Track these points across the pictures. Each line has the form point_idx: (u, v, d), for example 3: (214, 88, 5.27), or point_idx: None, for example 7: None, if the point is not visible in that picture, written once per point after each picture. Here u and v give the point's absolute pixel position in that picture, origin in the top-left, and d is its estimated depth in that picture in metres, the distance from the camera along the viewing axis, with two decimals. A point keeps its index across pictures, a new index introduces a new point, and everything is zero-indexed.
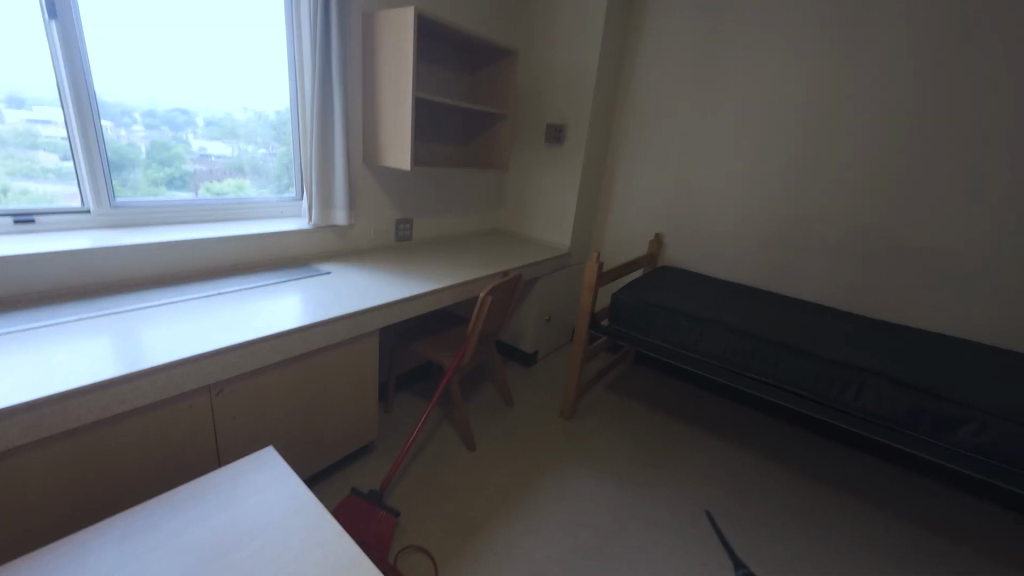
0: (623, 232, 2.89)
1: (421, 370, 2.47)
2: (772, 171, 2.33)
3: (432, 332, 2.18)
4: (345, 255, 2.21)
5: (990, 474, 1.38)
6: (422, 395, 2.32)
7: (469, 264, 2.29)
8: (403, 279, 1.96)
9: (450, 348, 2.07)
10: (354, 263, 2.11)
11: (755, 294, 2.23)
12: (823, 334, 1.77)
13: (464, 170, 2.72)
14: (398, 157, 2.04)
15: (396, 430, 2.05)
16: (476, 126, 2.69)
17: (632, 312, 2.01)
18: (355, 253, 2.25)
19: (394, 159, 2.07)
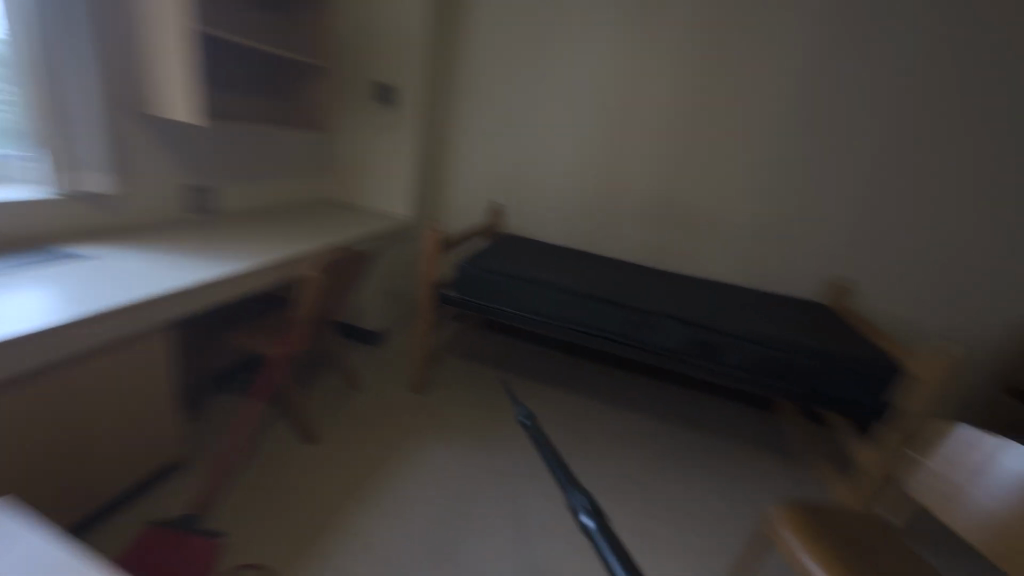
0: (462, 202, 2.88)
1: (241, 364, 2.13)
2: (590, 144, 2.56)
3: (251, 319, 1.88)
4: (115, 234, 1.72)
5: (742, 382, 1.82)
6: (244, 393, 2.01)
7: (292, 239, 2.01)
8: (203, 259, 1.62)
9: (276, 335, 1.82)
10: (129, 243, 1.66)
11: (581, 256, 2.48)
12: (632, 288, 2.06)
13: (277, 129, 2.34)
14: (181, 107, 1.64)
15: (212, 438, 1.74)
16: (289, 77, 2.31)
17: (474, 280, 2.03)
18: (130, 231, 1.77)
19: (175, 109, 1.66)
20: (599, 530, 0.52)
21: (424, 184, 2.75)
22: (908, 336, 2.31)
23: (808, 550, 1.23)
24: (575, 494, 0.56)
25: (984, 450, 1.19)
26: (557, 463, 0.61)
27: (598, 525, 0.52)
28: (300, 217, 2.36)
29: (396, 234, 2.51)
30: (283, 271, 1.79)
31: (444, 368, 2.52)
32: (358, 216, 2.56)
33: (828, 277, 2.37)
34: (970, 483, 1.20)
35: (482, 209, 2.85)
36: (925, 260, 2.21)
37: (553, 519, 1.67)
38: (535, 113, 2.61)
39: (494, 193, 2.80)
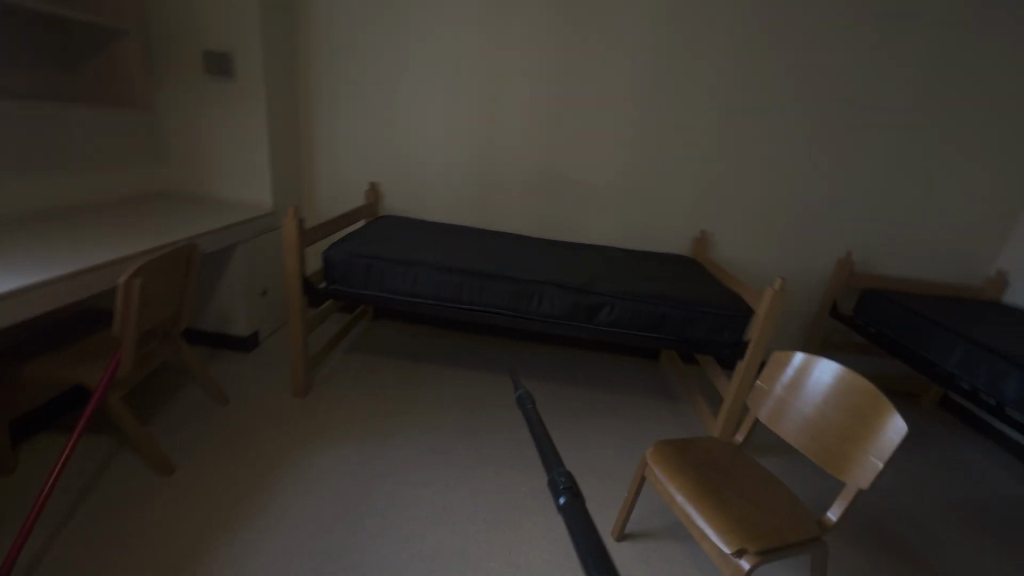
0: (334, 185, 2.65)
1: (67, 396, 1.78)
2: (463, 116, 2.48)
3: (65, 342, 1.56)
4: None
5: (620, 338, 1.94)
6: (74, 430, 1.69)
7: (110, 240, 1.68)
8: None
9: (99, 358, 1.52)
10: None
11: (465, 231, 2.43)
12: (513, 260, 2.07)
13: (77, 109, 1.92)
14: None
15: (28, 490, 1.44)
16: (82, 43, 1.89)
17: (345, 269, 1.90)
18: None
19: None
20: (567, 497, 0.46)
21: (286, 168, 2.47)
22: (759, 279, 2.61)
23: (672, 482, 1.35)
24: (554, 469, 0.49)
25: (796, 365, 1.41)
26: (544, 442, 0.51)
27: (571, 503, 0.45)
28: (126, 214, 1.98)
29: (256, 225, 2.23)
30: (91, 281, 1.45)
31: (332, 365, 2.35)
32: (207, 207, 2.23)
33: (692, 232, 2.58)
34: (790, 395, 1.41)
35: (357, 192, 2.65)
36: (767, 211, 2.50)
37: (451, 502, 1.65)
38: (401, 86, 2.45)
39: (368, 173, 2.61)
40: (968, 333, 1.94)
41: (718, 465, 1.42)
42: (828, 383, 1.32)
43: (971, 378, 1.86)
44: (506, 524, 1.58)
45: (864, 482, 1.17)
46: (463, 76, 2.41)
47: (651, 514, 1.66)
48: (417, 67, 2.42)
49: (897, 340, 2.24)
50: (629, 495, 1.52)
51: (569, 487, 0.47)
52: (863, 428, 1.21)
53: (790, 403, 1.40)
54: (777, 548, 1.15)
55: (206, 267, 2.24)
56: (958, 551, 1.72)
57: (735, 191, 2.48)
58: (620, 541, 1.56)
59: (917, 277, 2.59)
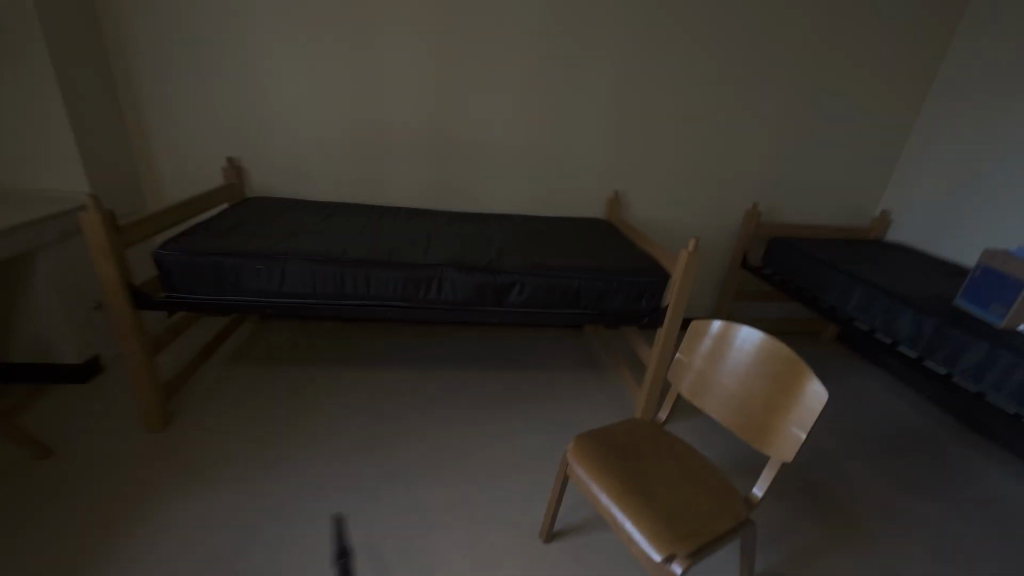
0: (180, 164, 2.12)
1: None
2: (334, 72, 2.06)
3: None
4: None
5: (535, 318, 1.75)
6: None
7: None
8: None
9: None
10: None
11: (351, 211, 2.08)
12: (406, 242, 1.78)
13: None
14: None
15: None
16: None
17: (186, 272, 1.50)
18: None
19: None
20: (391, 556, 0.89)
21: (104, 144, 1.91)
22: (674, 237, 2.56)
23: (596, 480, 1.20)
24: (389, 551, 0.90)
25: (713, 333, 1.30)
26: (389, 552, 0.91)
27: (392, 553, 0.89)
28: None
29: (65, 222, 1.71)
30: None
31: (202, 384, 1.94)
32: None
33: (605, 193, 2.44)
34: (709, 366, 1.31)
35: (211, 170, 2.15)
36: (677, 164, 2.40)
37: (358, 533, 1.41)
38: (244, 32, 1.96)
39: (222, 147, 2.12)
40: (864, 276, 2.00)
41: (644, 453, 1.29)
42: (745, 350, 1.23)
43: (868, 318, 1.92)
44: (421, 548, 1.38)
45: (788, 455, 1.09)
46: (327, 21, 1.98)
47: (581, 504, 1.55)
48: (267, 8, 1.93)
49: (801, 287, 2.29)
50: (553, 494, 1.37)
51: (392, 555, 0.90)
52: (785, 397, 1.13)
53: (711, 376, 1.30)
54: (708, 544, 1.06)
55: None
56: (862, 482, 1.83)
57: (645, 147, 2.35)
58: (548, 542, 1.43)
59: (815, 222, 2.67)
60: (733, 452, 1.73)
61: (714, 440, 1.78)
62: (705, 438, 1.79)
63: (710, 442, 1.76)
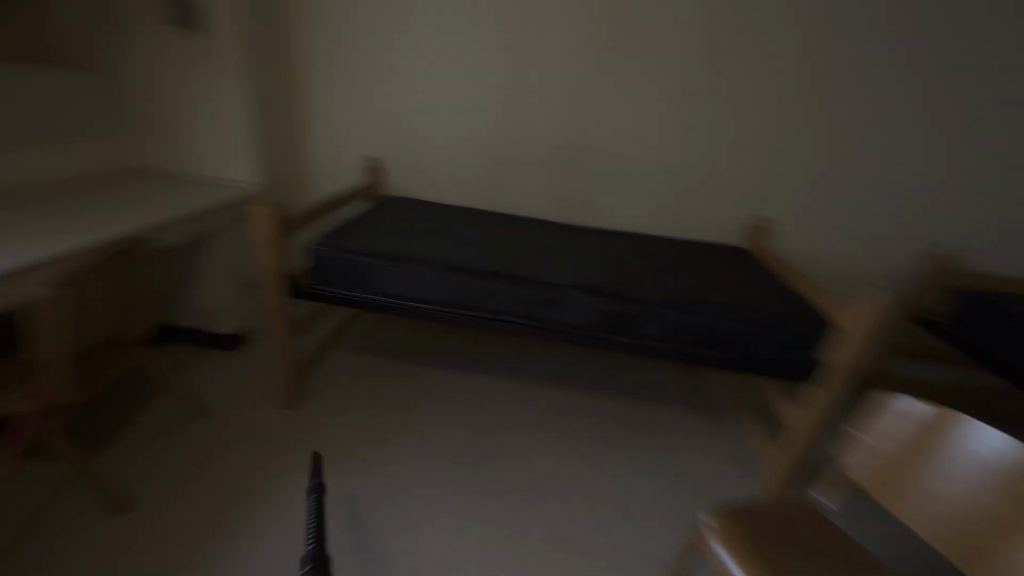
0: (328, 161, 2.28)
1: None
2: (474, 77, 2.07)
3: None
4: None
5: (665, 357, 1.57)
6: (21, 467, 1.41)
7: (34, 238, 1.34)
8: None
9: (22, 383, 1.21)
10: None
11: (476, 218, 2.08)
12: (531, 256, 1.72)
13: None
14: None
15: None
16: None
17: (330, 268, 1.58)
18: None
19: None
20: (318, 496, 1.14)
21: (271, 140, 2.11)
22: (825, 274, 2.20)
23: (743, 566, 1.02)
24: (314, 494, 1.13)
25: (913, 412, 1.05)
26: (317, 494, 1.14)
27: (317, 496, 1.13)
28: (73, 201, 1.65)
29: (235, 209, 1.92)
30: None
31: (325, 369, 2.06)
32: (179, 190, 1.91)
33: (748, 217, 2.16)
34: (901, 451, 1.05)
35: (353, 168, 2.29)
36: (840, 191, 2.06)
37: (456, 554, 1.36)
38: (399, 41, 2.06)
39: (365, 146, 2.24)
40: None
41: (806, 544, 1.08)
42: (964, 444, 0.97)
43: None
44: None
45: None
46: (472, 27, 2.00)
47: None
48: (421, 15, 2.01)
49: None
50: (676, 563, 1.20)
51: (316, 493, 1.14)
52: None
53: (904, 464, 1.04)
54: None
55: (181, 257, 1.94)
56: None
57: (805, 167, 2.05)
58: None
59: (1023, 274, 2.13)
60: (898, 551, 1.41)
61: (872, 530, 1.46)
62: (860, 525, 1.48)
63: (867, 533, 1.45)
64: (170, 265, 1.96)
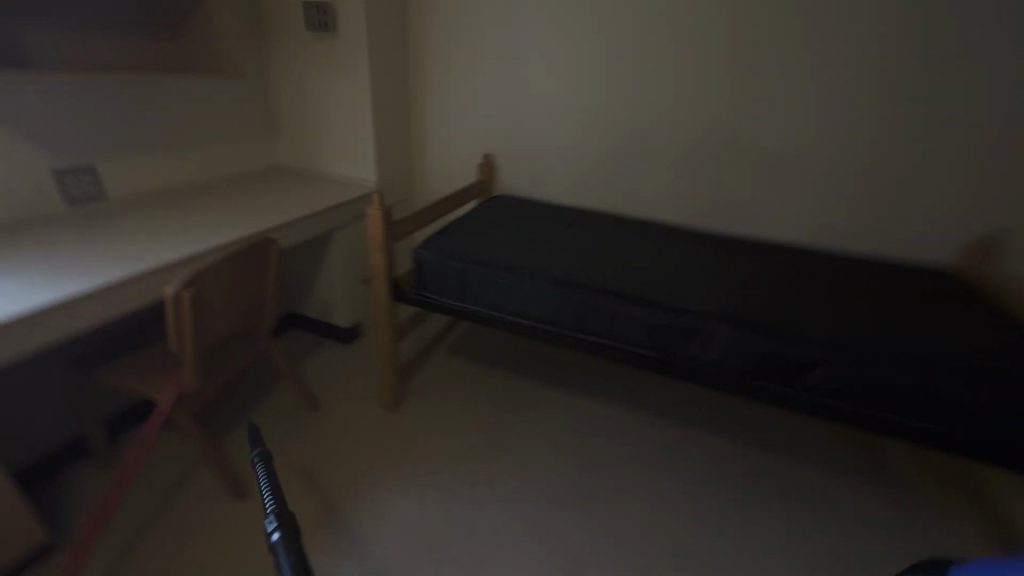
0: (445, 158, 2.24)
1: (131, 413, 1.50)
2: (603, 61, 1.82)
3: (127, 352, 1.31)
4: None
5: (844, 418, 1.17)
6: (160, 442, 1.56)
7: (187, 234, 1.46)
8: (39, 286, 1.15)
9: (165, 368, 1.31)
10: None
11: (593, 224, 1.85)
12: (660, 274, 1.44)
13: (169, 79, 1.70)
14: None
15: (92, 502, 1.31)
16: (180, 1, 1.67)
17: (437, 274, 1.49)
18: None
19: None
20: (261, 457, 0.83)
21: (393, 138, 2.12)
22: None
23: None
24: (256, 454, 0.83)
25: None
26: (261, 454, 0.84)
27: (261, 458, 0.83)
28: (224, 198, 1.81)
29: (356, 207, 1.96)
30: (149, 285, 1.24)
31: (429, 371, 2.03)
32: (310, 188, 2.01)
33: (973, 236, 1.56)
34: None
35: (468, 165, 2.21)
36: None
37: None
38: (523, 28, 1.89)
39: (481, 143, 2.14)
40: None
41: None
42: None
43: None
44: None
45: None
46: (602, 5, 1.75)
47: None
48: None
49: None
50: None
51: (261, 455, 0.84)
52: None
53: None
54: None
55: (309, 252, 2.04)
56: None
57: None
58: None
59: None
60: None
61: None
62: None
63: None
64: (301, 259, 2.08)
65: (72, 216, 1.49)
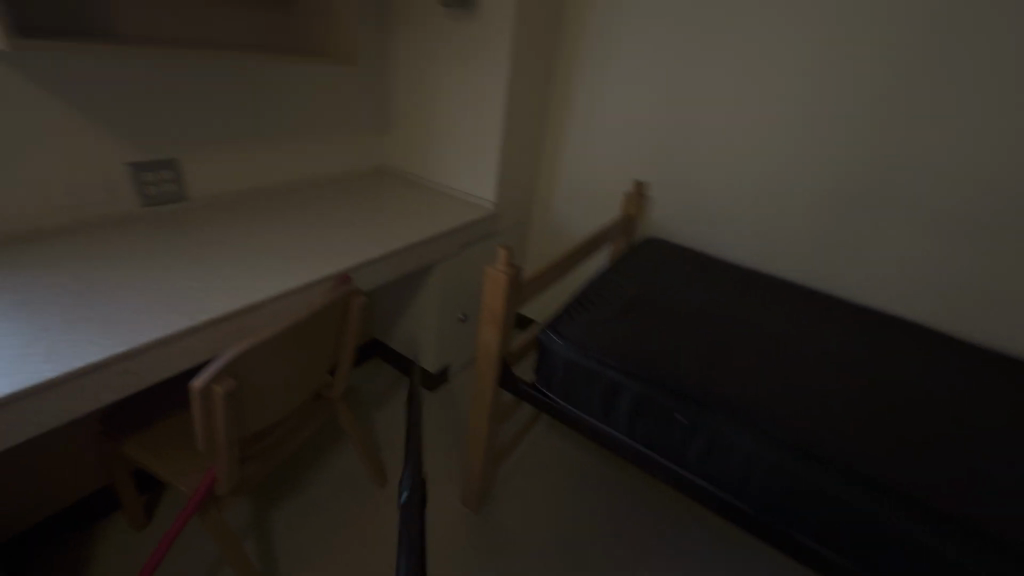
0: (583, 178, 1.74)
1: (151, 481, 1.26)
2: (866, 73, 1.20)
3: (161, 419, 1.03)
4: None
5: None
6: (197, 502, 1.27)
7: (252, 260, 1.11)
8: (45, 331, 0.83)
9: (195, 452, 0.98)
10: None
11: (795, 313, 1.25)
12: (958, 453, 0.84)
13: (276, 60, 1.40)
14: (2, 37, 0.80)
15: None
16: None
17: (572, 378, 1.00)
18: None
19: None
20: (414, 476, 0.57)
21: (521, 148, 1.67)
22: None
23: None
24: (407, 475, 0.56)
25: None
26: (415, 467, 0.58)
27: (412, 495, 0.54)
28: (317, 207, 1.48)
29: (466, 233, 1.55)
30: (189, 346, 0.90)
31: (522, 454, 1.59)
32: (416, 202, 1.63)
33: None
34: None
35: (611, 191, 1.70)
36: None
37: None
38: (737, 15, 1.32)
39: (636, 165, 1.61)
40: None
41: None
42: None
43: None
44: None
45: None
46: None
47: None
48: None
49: None
50: None
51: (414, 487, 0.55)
52: None
53: None
54: None
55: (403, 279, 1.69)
56: None
57: None
58: None
59: None
60: None
61: None
62: None
63: None
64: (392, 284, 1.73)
65: (143, 220, 1.23)
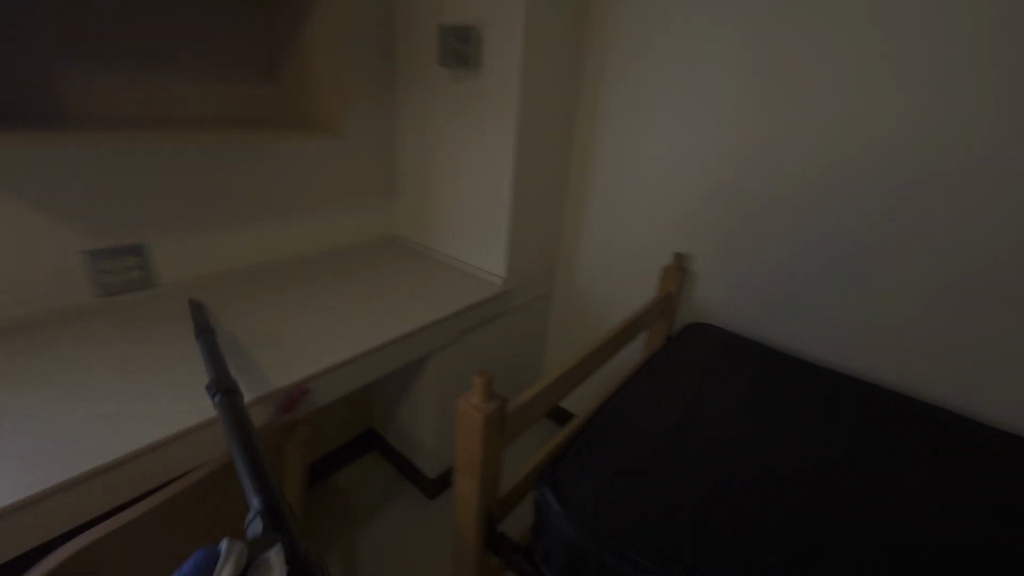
0: (612, 246, 1.48)
1: None
2: (996, 116, 0.89)
3: None
4: None
5: None
6: None
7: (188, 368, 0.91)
8: None
9: None
10: None
11: (904, 446, 0.89)
12: None
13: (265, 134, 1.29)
14: None
15: None
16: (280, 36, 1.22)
17: (577, 569, 0.69)
18: None
19: None
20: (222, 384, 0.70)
21: (537, 216, 1.45)
22: None
23: None
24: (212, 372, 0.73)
25: None
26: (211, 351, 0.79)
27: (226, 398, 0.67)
28: (303, 288, 1.31)
29: (469, 316, 1.32)
30: (72, 503, 0.70)
31: None
32: (417, 277, 1.43)
33: None
34: None
35: (646, 262, 1.43)
36: None
37: None
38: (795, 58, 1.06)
39: (673, 234, 1.34)
40: None
41: None
42: None
43: None
44: None
45: None
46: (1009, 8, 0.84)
47: None
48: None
49: None
50: None
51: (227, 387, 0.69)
52: None
53: None
54: None
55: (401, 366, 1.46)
56: None
57: None
58: None
59: None
60: None
61: None
62: None
63: None
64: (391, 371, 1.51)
65: (101, 312, 1.10)
